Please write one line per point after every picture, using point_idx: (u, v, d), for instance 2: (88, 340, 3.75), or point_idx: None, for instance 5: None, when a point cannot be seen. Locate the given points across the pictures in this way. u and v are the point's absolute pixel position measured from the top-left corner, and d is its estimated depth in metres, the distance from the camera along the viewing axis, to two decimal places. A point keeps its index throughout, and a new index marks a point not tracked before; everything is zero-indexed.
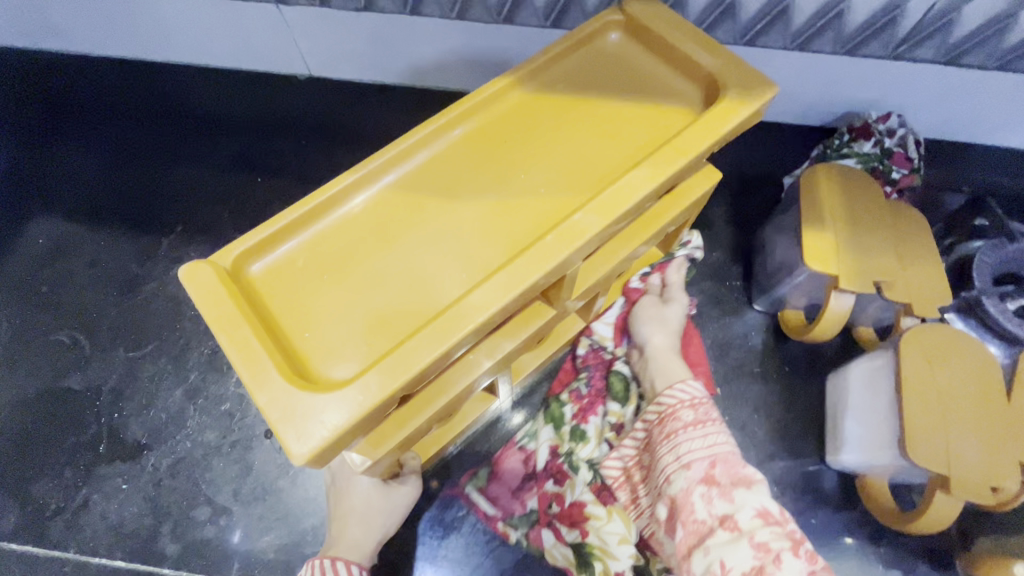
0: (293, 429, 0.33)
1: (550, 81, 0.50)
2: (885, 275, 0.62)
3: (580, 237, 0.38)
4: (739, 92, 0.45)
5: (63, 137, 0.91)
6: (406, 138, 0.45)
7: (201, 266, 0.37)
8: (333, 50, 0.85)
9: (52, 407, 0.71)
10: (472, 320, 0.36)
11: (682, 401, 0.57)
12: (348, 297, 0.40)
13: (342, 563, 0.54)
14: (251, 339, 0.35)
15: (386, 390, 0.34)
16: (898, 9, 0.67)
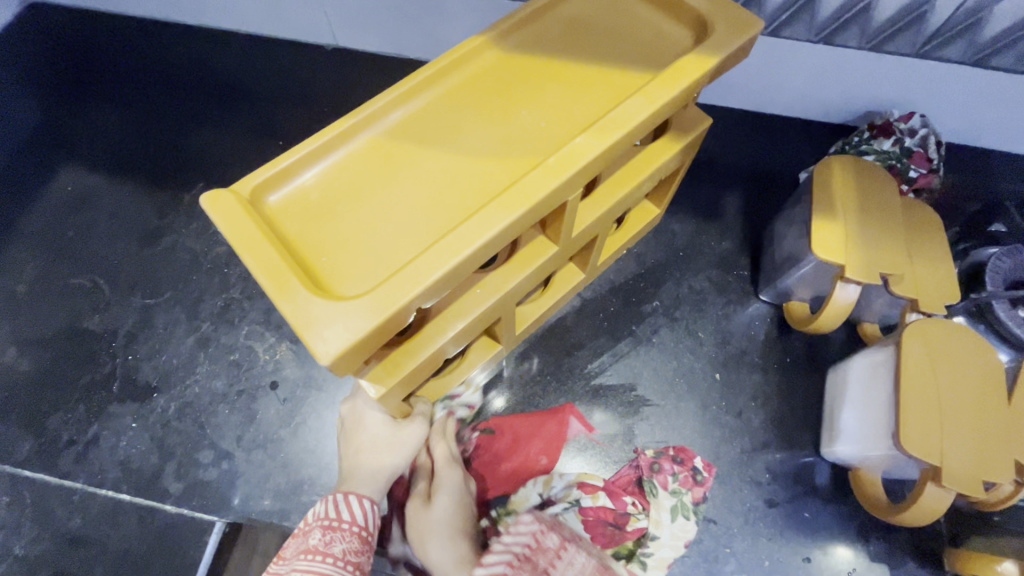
0: (317, 334, 0.36)
1: (547, 27, 0.52)
2: (893, 269, 0.62)
3: (581, 162, 0.41)
4: (729, 25, 0.46)
5: (95, 91, 0.94)
6: (409, 79, 0.47)
7: (222, 195, 0.40)
8: (362, 19, 0.88)
9: (70, 345, 0.74)
10: (480, 237, 0.39)
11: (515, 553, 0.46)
12: (360, 223, 0.43)
13: (356, 497, 0.51)
14: (274, 259, 0.38)
15: (400, 298, 0.37)
16: (926, 6, 0.67)
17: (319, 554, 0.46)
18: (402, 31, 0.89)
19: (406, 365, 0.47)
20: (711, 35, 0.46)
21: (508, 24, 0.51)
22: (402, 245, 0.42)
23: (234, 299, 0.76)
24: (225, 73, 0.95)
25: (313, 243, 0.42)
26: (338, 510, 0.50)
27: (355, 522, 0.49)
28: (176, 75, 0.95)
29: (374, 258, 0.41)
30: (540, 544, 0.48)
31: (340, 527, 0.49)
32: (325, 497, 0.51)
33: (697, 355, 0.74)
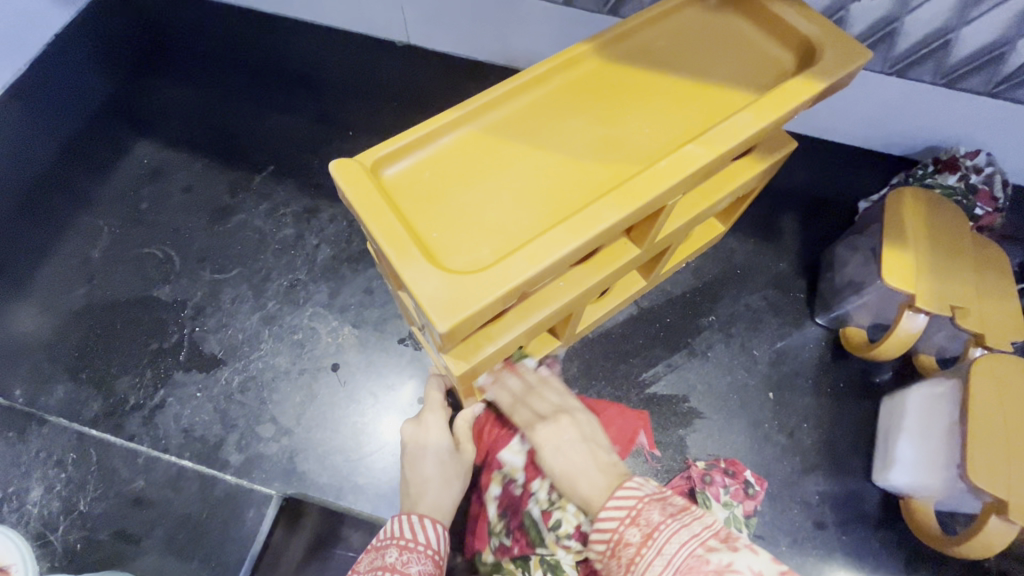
0: (435, 303, 0.37)
1: (652, 38, 0.54)
2: (961, 302, 0.62)
3: (691, 168, 0.43)
4: (838, 53, 0.48)
5: (170, 70, 0.97)
6: (523, 74, 0.49)
7: (348, 164, 0.42)
8: (437, 20, 0.90)
9: (141, 312, 0.76)
10: (592, 228, 0.40)
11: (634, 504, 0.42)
12: (468, 205, 0.44)
13: (431, 521, 0.51)
14: (396, 228, 0.40)
15: (515, 277, 0.38)
16: (1006, 47, 0.68)
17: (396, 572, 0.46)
18: (476, 32, 0.91)
19: (487, 349, 0.48)
20: (819, 61, 0.48)
21: (617, 31, 0.52)
22: (508, 230, 0.44)
23: (300, 280, 0.78)
24: (297, 61, 0.98)
25: (425, 219, 0.44)
26: (413, 532, 0.50)
27: (430, 545, 0.50)
28: (250, 59, 0.98)
29: (481, 240, 0.43)
30: (665, 495, 0.42)
31: (416, 549, 0.49)
32: (398, 518, 0.51)
33: (751, 373, 0.74)
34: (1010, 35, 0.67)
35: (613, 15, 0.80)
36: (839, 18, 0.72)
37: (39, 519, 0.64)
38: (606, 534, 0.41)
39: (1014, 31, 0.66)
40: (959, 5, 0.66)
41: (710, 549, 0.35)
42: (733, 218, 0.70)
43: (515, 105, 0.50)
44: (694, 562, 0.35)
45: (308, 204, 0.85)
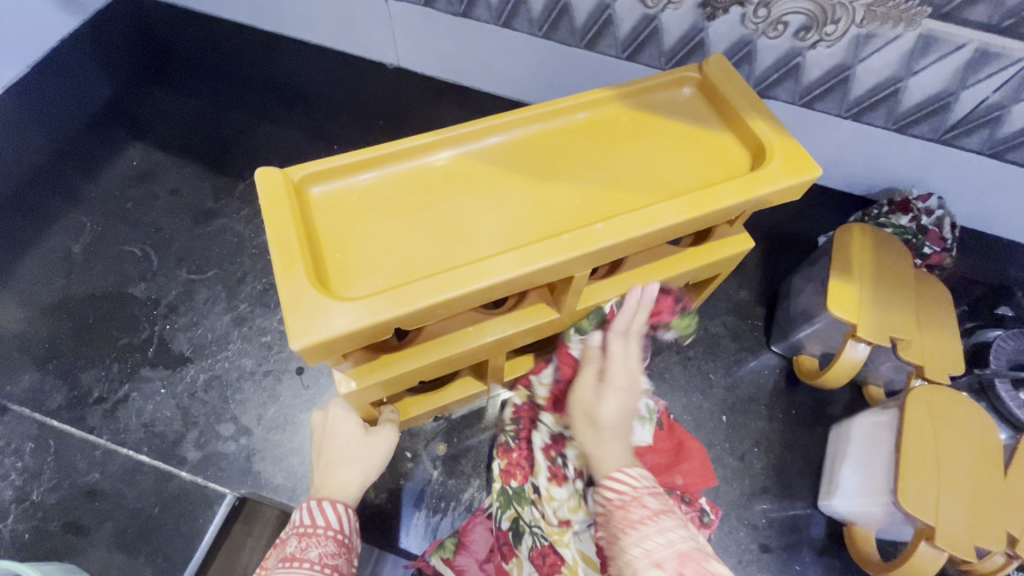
0: (303, 320, 0.39)
1: (619, 110, 0.56)
2: (902, 334, 0.65)
3: (594, 245, 0.44)
4: (783, 166, 0.49)
5: (172, 82, 1.02)
6: (474, 124, 0.52)
7: (274, 173, 0.45)
8: (423, 45, 0.96)
9: (114, 307, 0.78)
10: (477, 283, 0.41)
11: (642, 486, 0.46)
12: (382, 237, 0.46)
13: (329, 502, 0.50)
14: (292, 242, 0.42)
15: (386, 313, 0.40)
16: (951, 97, 0.73)
17: (297, 561, 0.46)
18: (461, 61, 0.96)
19: (380, 374, 0.50)
20: (759, 173, 0.49)
21: (585, 99, 0.54)
22: (408, 268, 0.45)
23: (273, 284, 0.81)
24: (288, 78, 1.02)
25: (336, 241, 0.46)
26: (312, 517, 0.49)
27: (331, 526, 0.49)
28: (244, 76, 1.03)
29: (381, 272, 0.44)
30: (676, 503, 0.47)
31: (316, 533, 0.49)
32: (302, 504, 0.51)
33: (706, 396, 0.76)
34: (954, 87, 0.71)
35: (589, 49, 0.86)
36: (796, 64, 0.77)
37: None
38: (623, 488, 0.46)
39: (957, 84, 0.71)
40: (904, 57, 0.70)
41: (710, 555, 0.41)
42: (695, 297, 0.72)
43: (461, 153, 0.52)
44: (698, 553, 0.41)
45: None
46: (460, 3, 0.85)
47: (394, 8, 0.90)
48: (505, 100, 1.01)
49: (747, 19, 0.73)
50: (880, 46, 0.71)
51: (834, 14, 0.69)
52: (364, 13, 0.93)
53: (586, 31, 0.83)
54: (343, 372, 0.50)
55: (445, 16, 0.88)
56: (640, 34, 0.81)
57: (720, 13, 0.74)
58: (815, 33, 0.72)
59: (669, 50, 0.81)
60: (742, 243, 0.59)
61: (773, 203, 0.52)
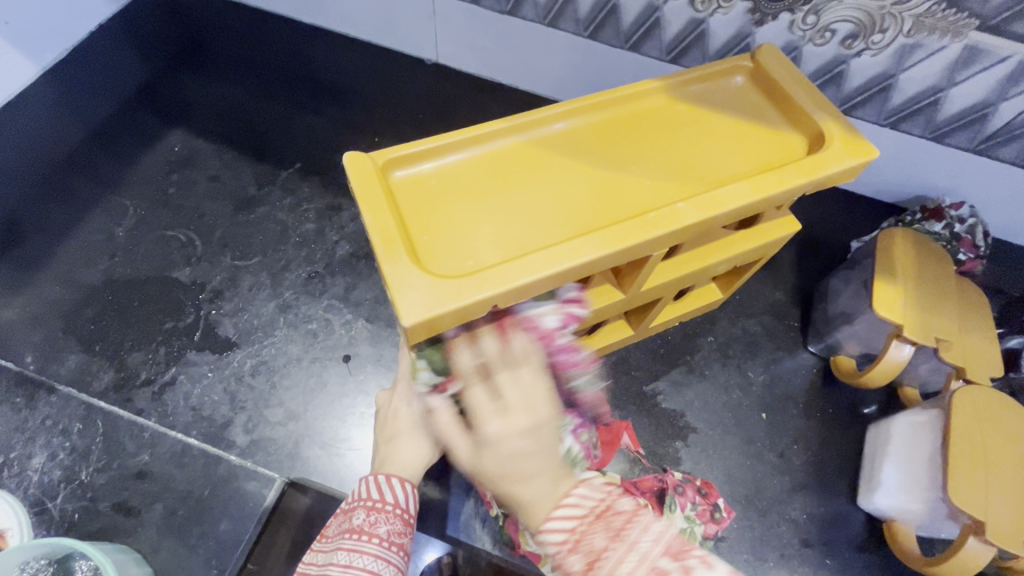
0: (404, 298, 0.40)
1: (681, 98, 0.57)
2: (943, 335, 0.67)
3: (678, 223, 0.45)
4: (845, 147, 0.50)
5: (211, 69, 1.01)
6: (544, 110, 0.53)
7: (361, 158, 0.46)
8: (465, 41, 0.97)
9: (160, 290, 0.78)
10: (568, 261, 0.43)
11: (591, 509, 0.40)
12: (464, 220, 0.47)
13: (399, 479, 0.51)
14: (387, 224, 0.43)
15: (488, 290, 0.41)
16: (989, 108, 0.75)
17: (364, 535, 0.47)
18: (503, 57, 0.97)
19: None
20: (825, 154, 0.51)
21: (648, 87, 0.56)
22: (495, 248, 0.46)
23: (318, 272, 0.81)
24: (328, 71, 1.03)
25: (421, 224, 0.47)
26: (381, 493, 0.50)
27: (397, 505, 0.50)
28: (283, 63, 1.03)
29: (469, 252, 0.46)
30: (608, 504, 0.40)
31: (384, 510, 0.49)
32: (365, 478, 0.51)
33: (745, 393, 0.78)
34: (993, 98, 0.74)
35: (633, 51, 0.87)
36: (839, 71, 0.78)
37: (39, 485, 0.65)
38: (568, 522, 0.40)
39: (997, 95, 0.73)
40: (947, 68, 0.73)
41: (657, 561, 0.36)
42: (735, 287, 0.73)
43: (532, 138, 0.53)
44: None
45: (332, 202, 0.88)
46: (507, 1, 0.87)
47: (439, 4, 0.91)
48: (541, 98, 1.02)
49: (794, 25, 0.75)
50: (924, 56, 0.73)
51: (882, 23, 0.71)
52: (408, 9, 0.94)
53: (632, 32, 0.84)
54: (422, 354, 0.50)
55: (490, 13, 0.89)
56: (686, 37, 0.82)
57: (769, 19, 0.76)
58: (861, 41, 0.74)
59: (714, 53, 0.83)
60: (793, 225, 0.60)
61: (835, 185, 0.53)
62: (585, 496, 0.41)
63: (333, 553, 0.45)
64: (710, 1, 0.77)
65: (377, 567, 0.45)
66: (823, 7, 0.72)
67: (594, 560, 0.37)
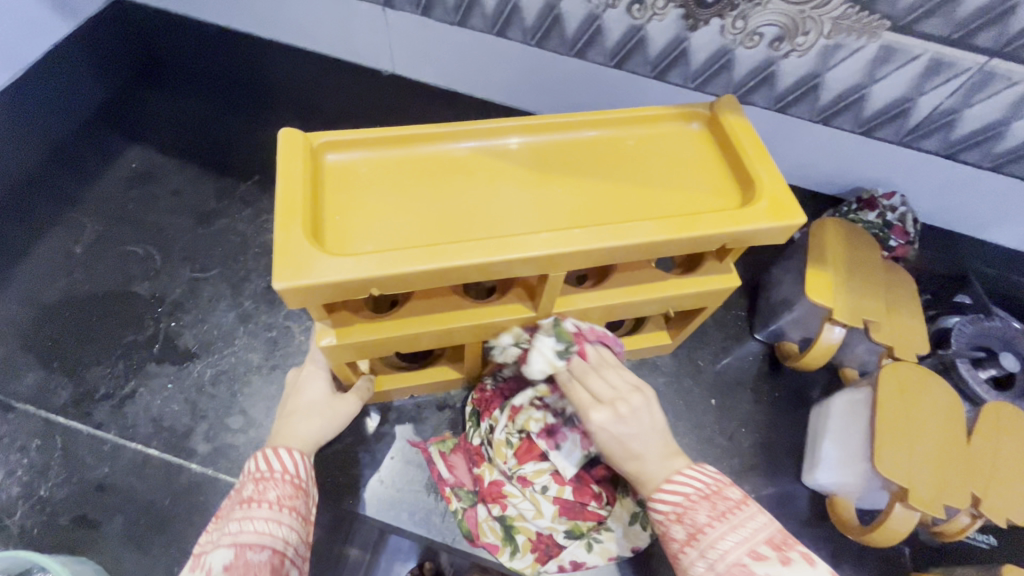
0: (287, 263, 0.43)
1: (629, 132, 0.58)
2: (873, 316, 0.71)
3: (566, 249, 0.46)
4: (768, 208, 0.49)
5: (175, 91, 1.06)
6: (487, 123, 0.55)
7: (295, 134, 0.49)
8: (420, 52, 0.99)
9: (119, 305, 0.78)
10: (449, 262, 0.45)
11: (703, 488, 0.47)
12: (377, 210, 0.50)
13: (287, 450, 0.52)
14: (295, 194, 0.46)
15: (367, 274, 0.43)
16: (909, 103, 0.80)
17: (255, 503, 0.48)
18: (457, 67, 1.00)
19: (360, 335, 0.54)
20: (746, 210, 0.50)
21: (596, 116, 0.57)
22: (397, 241, 0.48)
23: None
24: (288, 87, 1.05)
25: (337, 203, 0.49)
26: (268, 465, 0.51)
27: (287, 471, 0.51)
28: (247, 84, 1.06)
29: (373, 238, 0.48)
30: (718, 489, 0.47)
31: (273, 480, 0.50)
32: (254, 457, 0.52)
33: (696, 381, 0.81)
34: (911, 94, 0.79)
35: (579, 57, 0.91)
36: (771, 72, 0.83)
37: None
38: (676, 497, 0.48)
39: (915, 90, 0.78)
40: (868, 66, 0.77)
41: (759, 543, 0.43)
42: (683, 336, 0.73)
43: (466, 146, 0.55)
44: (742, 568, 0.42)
45: None
46: (457, 13, 0.90)
47: (391, 17, 0.94)
48: (497, 106, 1.05)
49: (726, 30, 0.79)
50: (846, 56, 0.77)
51: (805, 26, 0.76)
52: (362, 23, 0.96)
53: (577, 40, 0.88)
54: (324, 326, 0.54)
55: (441, 24, 0.92)
56: (627, 44, 0.86)
57: (702, 25, 0.80)
58: (787, 43, 0.78)
59: (655, 58, 0.87)
60: (727, 279, 0.61)
61: (756, 244, 0.52)
62: (695, 477, 0.49)
63: (225, 525, 0.46)
64: (646, 9, 0.80)
65: (268, 529, 0.46)
66: (750, 12, 0.76)
67: (696, 532, 0.45)
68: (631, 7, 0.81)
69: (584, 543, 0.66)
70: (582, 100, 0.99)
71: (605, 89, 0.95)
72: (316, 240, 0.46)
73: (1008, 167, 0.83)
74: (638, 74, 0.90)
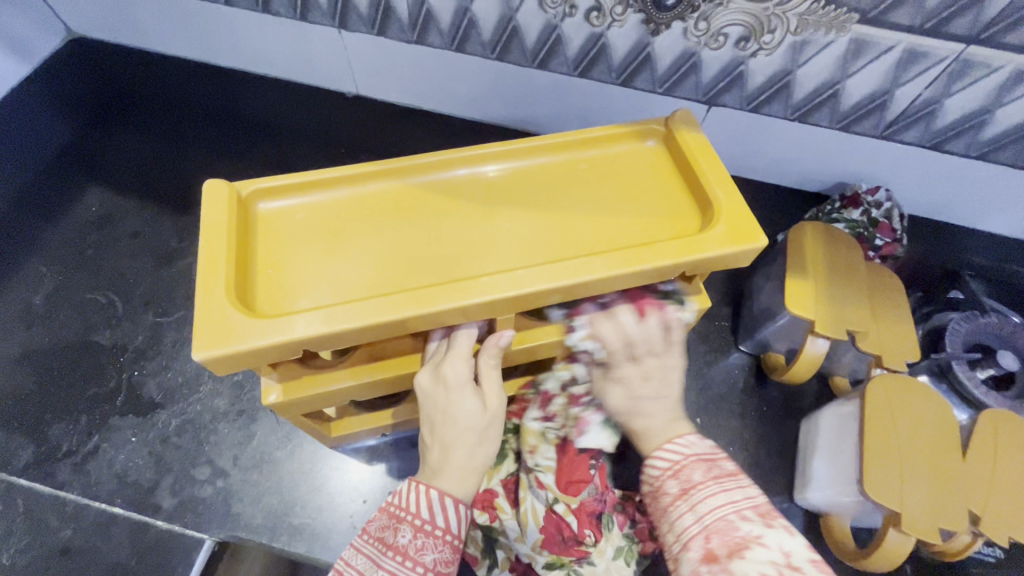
0: (207, 328, 0.40)
1: (581, 154, 0.54)
2: (858, 326, 0.67)
3: (508, 292, 0.44)
4: (725, 232, 0.46)
5: (137, 122, 1.00)
6: (429, 155, 0.52)
7: (221, 188, 0.46)
8: (381, 71, 0.96)
9: (79, 357, 0.76)
10: (383, 316, 0.42)
11: (681, 459, 0.46)
12: (313, 261, 0.47)
13: (452, 502, 0.48)
14: (219, 253, 0.43)
15: (295, 334, 0.41)
16: (887, 96, 0.76)
17: (409, 560, 0.46)
18: (420, 84, 0.97)
19: (309, 389, 0.51)
20: (701, 236, 0.47)
21: (544, 139, 0.54)
22: (335, 295, 0.46)
23: None
24: (249, 113, 1.02)
25: (270, 257, 0.47)
26: (431, 512, 0.47)
27: (448, 530, 0.47)
28: (205, 113, 1.02)
29: (307, 292, 0.46)
30: (716, 457, 0.46)
31: (434, 534, 0.47)
32: (415, 487, 0.48)
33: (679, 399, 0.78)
34: (887, 86, 0.75)
35: (542, 68, 0.88)
36: (740, 71, 0.79)
37: None
38: (671, 458, 0.47)
39: (891, 82, 0.74)
40: (839, 61, 0.73)
41: (742, 518, 0.40)
42: None
43: (409, 181, 0.52)
44: (723, 525, 0.40)
45: None
46: (412, 30, 0.86)
47: (348, 38, 0.91)
48: (465, 121, 1.02)
49: (688, 32, 0.76)
50: (816, 52, 0.73)
51: (770, 24, 0.72)
52: (321, 45, 0.93)
53: (537, 51, 0.85)
54: (271, 382, 0.51)
55: (397, 43, 0.89)
56: (589, 52, 0.83)
57: (663, 29, 0.76)
58: (753, 42, 0.75)
59: (620, 64, 0.83)
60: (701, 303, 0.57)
61: (716, 268, 0.49)
62: (692, 443, 0.48)
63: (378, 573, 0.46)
64: (604, 16, 0.77)
65: None
66: (711, 13, 0.72)
67: (688, 488, 0.44)
68: (588, 14, 0.77)
69: (563, 574, 0.59)
70: (550, 110, 0.96)
71: (573, 99, 0.92)
72: (244, 300, 0.43)
73: (996, 154, 0.79)
74: (603, 81, 0.87)
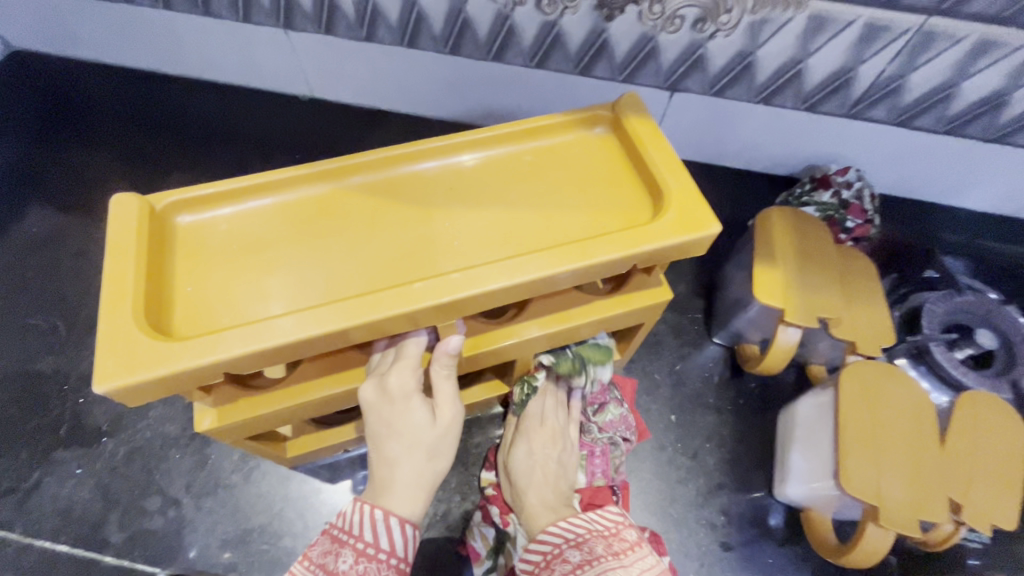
0: (111, 355, 0.37)
1: (526, 145, 0.51)
2: (831, 313, 0.65)
3: (443, 296, 0.41)
4: (675, 222, 0.44)
5: (78, 136, 0.95)
6: (361, 155, 0.49)
7: (130, 201, 0.43)
8: (334, 71, 0.92)
9: (20, 387, 0.72)
10: (306, 330, 0.39)
11: (567, 539, 0.52)
12: (236, 276, 0.44)
13: (398, 521, 0.44)
14: (127, 273, 0.40)
15: (211, 355, 0.37)
16: (851, 73, 0.74)
17: None
18: (375, 84, 0.93)
19: (246, 413, 0.47)
20: (651, 227, 0.44)
21: (485, 132, 0.50)
22: (260, 311, 0.42)
23: None
24: (198, 119, 0.97)
25: (190, 275, 0.44)
26: (374, 534, 0.44)
27: (395, 553, 0.44)
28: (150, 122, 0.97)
29: (229, 309, 0.42)
30: (616, 531, 0.52)
31: (378, 558, 0.44)
32: (359, 507, 0.45)
33: (653, 398, 0.75)
34: (851, 63, 0.72)
35: (498, 61, 0.84)
36: (700, 55, 0.76)
37: None
38: (550, 543, 0.52)
39: (854, 60, 0.71)
40: (799, 39, 0.71)
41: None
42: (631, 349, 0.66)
43: (340, 184, 0.49)
44: None
45: None
46: (361, 26, 0.82)
47: (295, 39, 0.86)
48: (426, 120, 0.99)
49: (644, 16, 0.72)
50: (775, 31, 0.70)
51: (726, 4, 0.68)
52: (268, 49, 0.89)
53: (491, 42, 0.81)
54: (205, 406, 0.48)
55: (347, 41, 0.85)
56: (544, 41, 0.79)
57: (618, 13, 0.73)
58: (711, 23, 0.71)
59: (576, 53, 0.80)
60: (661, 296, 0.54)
61: (670, 259, 0.46)
62: (567, 527, 0.53)
63: None
64: (556, 3, 0.73)
65: None
66: None
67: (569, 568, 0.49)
68: (539, 2, 0.74)
69: None
70: (510, 104, 0.92)
71: (532, 91, 0.89)
72: (157, 322, 0.40)
73: (965, 129, 0.77)
74: (563, 71, 0.84)
